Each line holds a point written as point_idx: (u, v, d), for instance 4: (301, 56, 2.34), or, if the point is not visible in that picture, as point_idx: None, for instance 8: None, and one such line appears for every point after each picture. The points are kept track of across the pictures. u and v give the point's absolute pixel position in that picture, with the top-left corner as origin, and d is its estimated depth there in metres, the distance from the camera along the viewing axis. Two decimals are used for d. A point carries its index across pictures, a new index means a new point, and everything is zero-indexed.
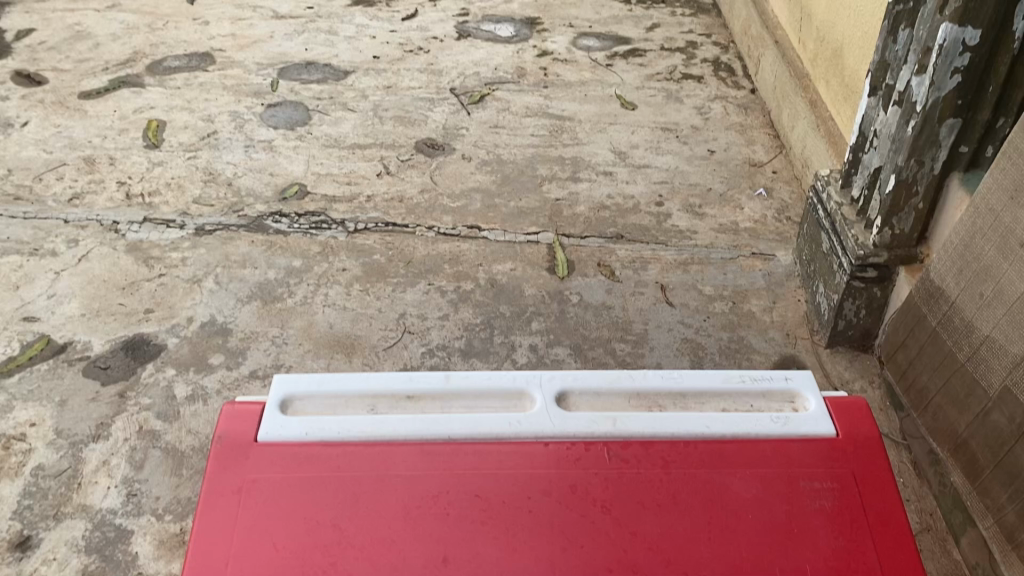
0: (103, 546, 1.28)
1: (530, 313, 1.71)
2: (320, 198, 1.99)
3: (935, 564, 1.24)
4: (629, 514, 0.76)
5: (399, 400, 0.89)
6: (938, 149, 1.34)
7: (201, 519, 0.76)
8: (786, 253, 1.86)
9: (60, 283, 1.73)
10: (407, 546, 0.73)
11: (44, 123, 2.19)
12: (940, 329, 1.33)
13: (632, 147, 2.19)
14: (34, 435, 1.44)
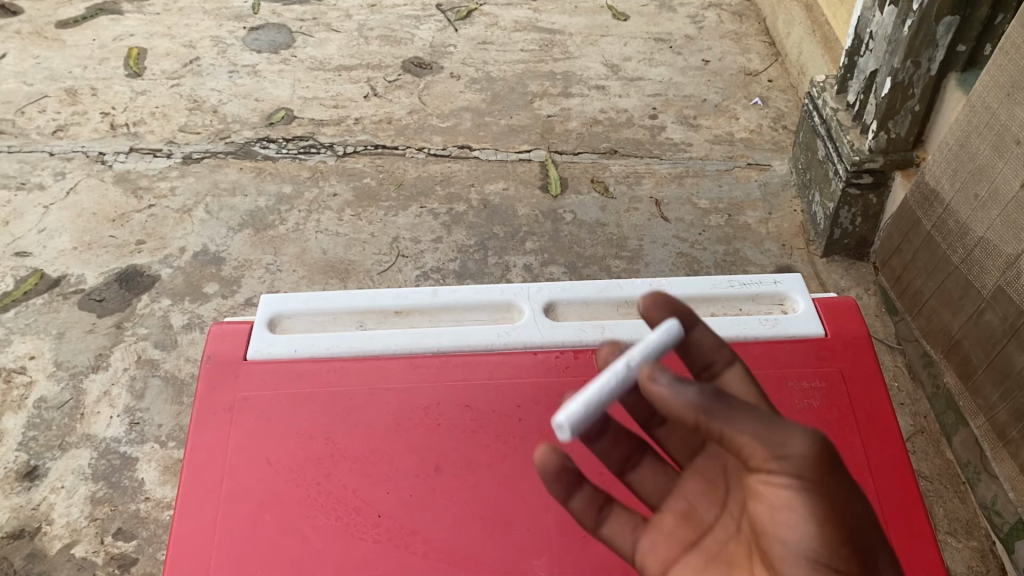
0: (109, 474, 1.30)
1: (524, 233, 1.70)
2: (308, 123, 1.95)
3: (928, 464, 1.28)
4: None
5: (387, 316, 0.91)
6: (935, 49, 1.30)
7: (195, 436, 0.78)
8: (782, 162, 1.84)
9: (50, 217, 1.72)
10: (399, 457, 0.76)
11: (22, 54, 2.13)
12: (934, 232, 1.32)
13: (625, 59, 2.14)
14: (34, 368, 1.44)
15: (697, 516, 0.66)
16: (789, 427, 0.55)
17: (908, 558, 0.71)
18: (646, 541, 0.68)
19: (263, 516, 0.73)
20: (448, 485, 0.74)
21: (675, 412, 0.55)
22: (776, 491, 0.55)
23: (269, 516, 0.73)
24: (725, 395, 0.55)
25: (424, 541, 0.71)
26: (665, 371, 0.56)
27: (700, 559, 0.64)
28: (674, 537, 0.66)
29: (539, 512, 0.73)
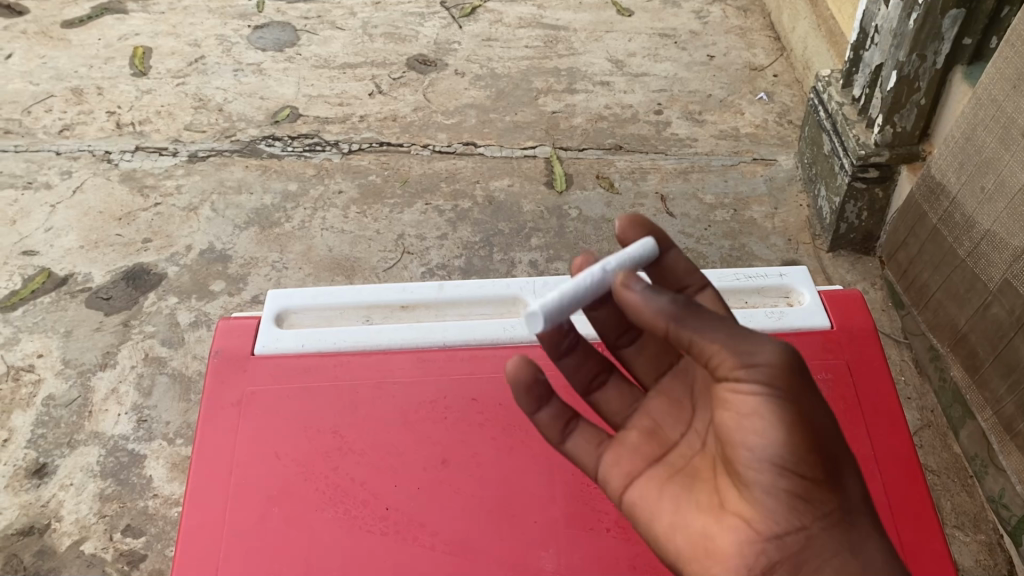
0: (118, 471, 1.31)
1: (529, 229, 1.70)
2: (313, 120, 1.95)
3: (935, 458, 1.27)
4: None
5: (393, 310, 0.94)
6: (941, 42, 1.30)
7: (203, 430, 0.80)
8: (788, 156, 1.84)
9: (57, 216, 1.72)
10: (407, 450, 0.79)
11: (28, 54, 2.14)
12: (940, 226, 1.32)
13: (630, 55, 2.14)
14: (43, 366, 1.45)
15: (664, 433, 0.73)
16: (758, 337, 0.61)
17: (916, 546, 0.74)
18: (608, 458, 0.73)
19: (272, 508, 0.75)
20: (455, 478, 0.77)
21: (645, 318, 0.61)
22: (744, 398, 0.61)
23: (278, 508, 0.75)
24: (694, 304, 0.61)
25: (432, 534, 0.74)
26: (640, 279, 0.62)
27: (664, 471, 0.70)
28: (638, 453, 0.72)
29: (545, 504, 0.76)
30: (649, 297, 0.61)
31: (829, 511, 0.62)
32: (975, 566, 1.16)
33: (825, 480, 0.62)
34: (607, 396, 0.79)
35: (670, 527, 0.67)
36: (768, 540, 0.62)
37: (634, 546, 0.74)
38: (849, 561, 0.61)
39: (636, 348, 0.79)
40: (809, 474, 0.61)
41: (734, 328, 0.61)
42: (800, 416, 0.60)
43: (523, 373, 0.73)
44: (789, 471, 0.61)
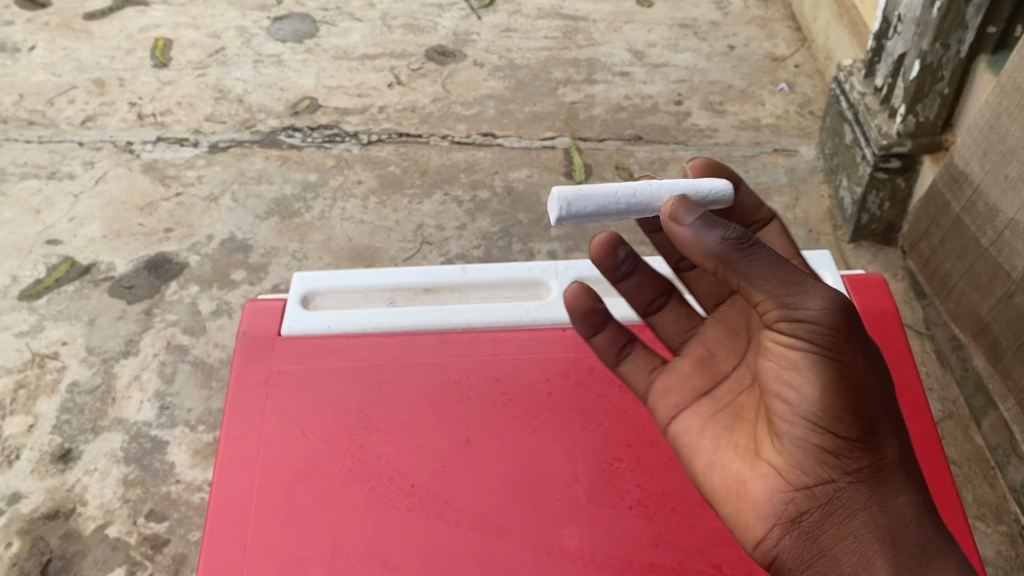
0: (141, 456, 1.32)
1: (548, 220, 1.70)
2: (332, 111, 1.96)
3: (957, 449, 1.27)
4: None
5: (417, 293, 0.99)
6: (965, 30, 1.30)
7: (233, 408, 0.85)
8: (810, 147, 1.83)
9: (80, 206, 1.74)
10: (431, 427, 0.84)
11: (51, 46, 2.15)
12: (963, 215, 1.31)
13: (650, 45, 2.13)
14: (67, 353, 1.47)
15: (715, 365, 0.82)
16: (808, 289, 0.65)
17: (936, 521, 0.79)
18: (660, 382, 0.83)
19: (300, 485, 0.80)
20: (476, 456, 0.82)
21: (693, 251, 0.67)
22: (790, 354, 0.68)
23: (305, 485, 0.80)
24: (749, 240, 0.66)
25: (456, 510, 0.78)
26: (690, 214, 0.67)
27: (711, 406, 0.79)
28: (687, 385, 0.82)
29: (566, 483, 0.80)
30: (702, 233, 0.66)
31: (860, 470, 0.70)
32: (995, 557, 1.15)
33: (861, 440, 0.69)
34: (663, 318, 0.91)
35: (709, 467, 0.76)
36: (800, 491, 0.71)
37: (655, 524, 0.78)
38: (874, 515, 0.70)
39: (696, 272, 0.92)
40: (844, 433, 0.68)
41: (785, 275, 0.65)
42: (841, 378, 0.67)
43: (582, 300, 0.86)
44: (823, 428, 0.68)
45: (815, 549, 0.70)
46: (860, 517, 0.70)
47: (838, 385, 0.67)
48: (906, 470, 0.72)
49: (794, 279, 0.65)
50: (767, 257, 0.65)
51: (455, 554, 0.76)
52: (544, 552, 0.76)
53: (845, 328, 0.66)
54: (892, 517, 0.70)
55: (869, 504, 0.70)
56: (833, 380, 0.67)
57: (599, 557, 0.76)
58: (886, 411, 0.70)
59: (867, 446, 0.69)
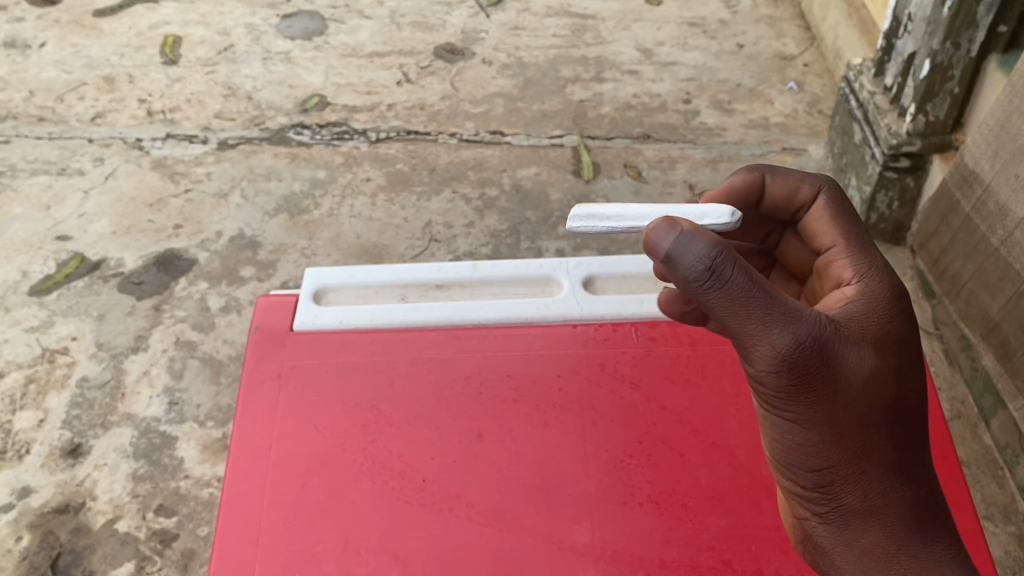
0: (150, 452, 1.33)
1: (556, 218, 1.71)
2: (341, 109, 1.96)
3: (966, 449, 1.26)
4: (655, 386, 0.88)
5: (428, 289, 1.00)
6: (976, 29, 1.29)
7: (246, 401, 0.86)
8: (818, 146, 1.82)
9: (89, 202, 1.75)
10: (443, 423, 0.85)
11: (61, 42, 2.16)
12: (973, 214, 1.31)
13: (658, 44, 2.13)
14: (76, 349, 1.47)
15: None
16: (759, 336, 0.63)
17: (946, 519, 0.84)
18: None
19: (312, 479, 0.81)
20: (489, 451, 0.83)
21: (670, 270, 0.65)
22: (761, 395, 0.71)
23: (317, 479, 0.81)
24: (717, 273, 0.61)
25: (467, 505, 0.79)
26: (663, 238, 0.63)
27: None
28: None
29: (577, 479, 0.81)
30: (678, 253, 0.62)
31: (826, 513, 0.71)
32: (1003, 557, 1.15)
33: (825, 485, 0.70)
34: None
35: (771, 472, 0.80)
36: (796, 520, 0.75)
37: (667, 521, 0.78)
38: (845, 554, 0.71)
39: None
40: (805, 480, 0.70)
41: (738, 320, 0.63)
42: (791, 434, 0.69)
43: (674, 307, 0.81)
44: (788, 473, 0.72)
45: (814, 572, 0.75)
46: (834, 557, 0.72)
47: (792, 438, 0.69)
48: (882, 508, 0.69)
49: (755, 322, 0.62)
50: (730, 294, 0.62)
51: (465, 549, 0.76)
52: (555, 548, 0.76)
53: (789, 384, 0.65)
54: (866, 557, 0.70)
55: (842, 543, 0.71)
56: (786, 432, 0.69)
57: (611, 552, 0.76)
58: (850, 454, 0.67)
59: (829, 493, 0.70)
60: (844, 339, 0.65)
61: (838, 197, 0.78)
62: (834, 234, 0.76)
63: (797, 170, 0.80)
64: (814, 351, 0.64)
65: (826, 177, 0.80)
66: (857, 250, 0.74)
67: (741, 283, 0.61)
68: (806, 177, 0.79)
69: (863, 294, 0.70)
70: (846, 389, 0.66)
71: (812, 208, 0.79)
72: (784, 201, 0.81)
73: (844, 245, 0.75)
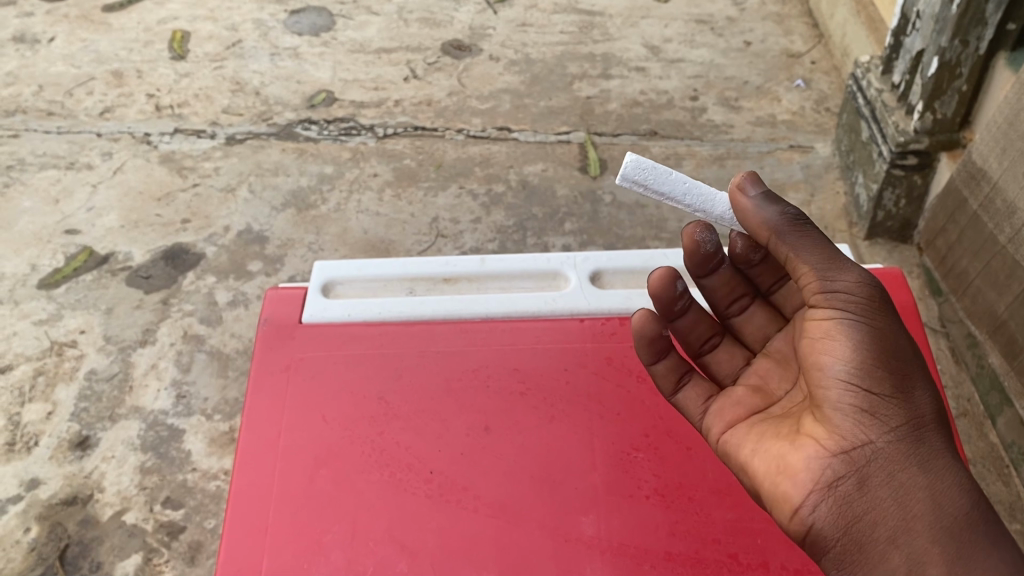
0: (158, 444, 1.34)
1: (562, 214, 1.71)
2: (349, 105, 1.97)
3: (972, 447, 1.26)
4: None
5: (435, 283, 1.01)
6: (984, 27, 1.29)
7: (256, 392, 0.87)
8: (826, 144, 1.82)
9: (98, 196, 1.75)
10: (451, 415, 0.85)
11: (70, 37, 2.17)
12: (981, 212, 1.31)
13: (666, 41, 2.13)
14: (85, 342, 1.48)
15: (769, 391, 0.83)
16: (845, 267, 0.73)
17: None
18: (714, 409, 0.82)
19: (321, 470, 0.81)
20: (496, 444, 0.83)
21: (752, 221, 0.75)
22: (827, 322, 0.72)
23: (326, 470, 0.81)
24: (802, 220, 0.74)
25: (475, 497, 0.79)
26: (756, 188, 0.76)
27: (760, 418, 0.79)
28: (740, 405, 0.82)
29: (585, 472, 0.81)
30: (766, 205, 0.75)
31: (897, 428, 0.69)
32: None
33: (896, 401, 0.70)
34: (717, 357, 0.90)
35: (750, 455, 0.76)
36: (837, 456, 0.70)
37: (672, 514, 0.79)
38: (915, 475, 0.69)
39: (745, 316, 0.91)
40: (877, 390, 0.70)
41: (829, 253, 0.73)
42: (872, 340, 0.70)
43: (649, 327, 0.83)
44: (859, 387, 0.70)
45: (855, 512, 0.68)
46: (899, 477, 0.69)
47: (872, 348, 0.70)
48: (938, 440, 0.70)
49: (839, 259, 0.73)
50: (816, 237, 0.74)
51: (472, 539, 0.77)
52: (561, 540, 0.77)
53: (875, 300, 0.72)
54: (933, 480, 0.68)
55: (908, 463, 0.69)
56: (864, 341, 0.70)
57: (617, 545, 0.77)
58: (916, 376, 0.71)
59: (895, 408, 0.70)
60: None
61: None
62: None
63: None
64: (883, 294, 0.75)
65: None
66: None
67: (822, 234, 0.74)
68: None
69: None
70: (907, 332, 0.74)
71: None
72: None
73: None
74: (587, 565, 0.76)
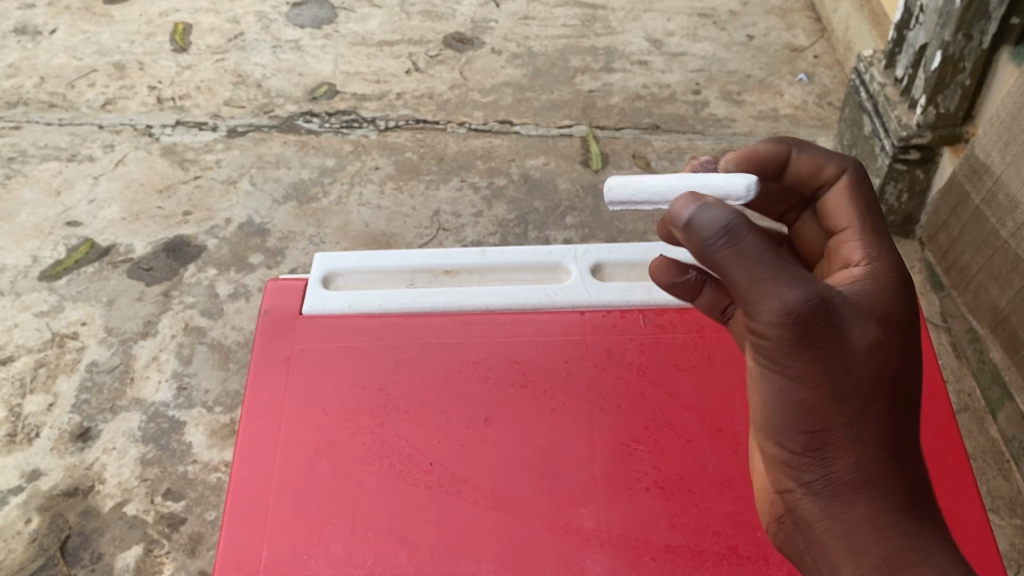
0: (159, 436, 1.34)
1: (564, 208, 1.71)
2: (350, 97, 1.96)
3: (972, 441, 1.26)
4: (662, 373, 0.89)
5: (436, 275, 1.01)
6: (988, 21, 1.29)
7: (257, 382, 0.87)
8: (828, 138, 1.82)
9: (99, 188, 1.75)
10: (451, 407, 0.85)
11: (72, 29, 2.16)
12: (983, 207, 1.30)
13: (668, 35, 2.12)
14: (86, 334, 1.48)
15: None
16: (767, 295, 0.60)
17: (951, 509, 0.80)
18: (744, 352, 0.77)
19: (320, 461, 0.81)
20: (496, 436, 0.83)
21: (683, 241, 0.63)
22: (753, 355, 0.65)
23: (325, 461, 0.81)
24: (730, 234, 0.60)
25: (474, 489, 0.79)
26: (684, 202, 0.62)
27: None
28: None
29: (585, 463, 0.81)
30: (699, 217, 0.60)
31: (815, 478, 0.65)
32: (1009, 550, 1.15)
33: (821, 443, 0.64)
34: None
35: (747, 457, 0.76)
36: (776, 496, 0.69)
37: (672, 507, 0.79)
38: (828, 527, 0.65)
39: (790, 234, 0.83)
40: (795, 440, 0.65)
41: (754, 275, 0.60)
42: (790, 392, 0.63)
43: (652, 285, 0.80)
44: (776, 437, 0.66)
45: (792, 552, 0.69)
46: (818, 533, 0.66)
47: (790, 401, 0.63)
48: (875, 483, 0.64)
49: (767, 280, 0.60)
50: (744, 254, 0.60)
51: (470, 531, 0.77)
52: (561, 531, 0.77)
53: (795, 341, 0.61)
54: (852, 531, 0.64)
55: (828, 512, 0.65)
56: (781, 394, 0.64)
57: (616, 537, 0.77)
58: (844, 412, 0.63)
59: (818, 460, 0.64)
60: (850, 307, 0.63)
61: (863, 181, 0.77)
62: (851, 216, 0.74)
63: (825, 150, 0.78)
64: (823, 311, 0.61)
65: (854, 162, 0.78)
66: (873, 230, 0.72)
67: (751, 246, 0.60)
68: (834, 157, 0.77)
69: (873, 273, 0.67)
70: (851, 353, 0.62)
71: (835, 187, 0.77)
72: (804, 179, 0.79)
73: (860, 226, 0.73)
74: (586, 557, 0.76)
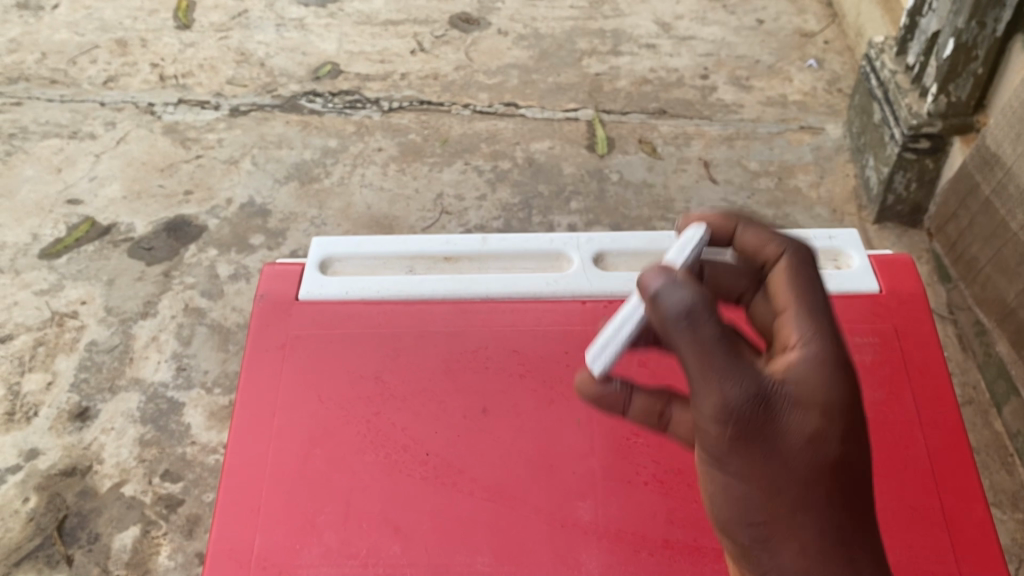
0: (158, 417, 1.33)
1: (568, 192, 1.69)
2: (354, 77, 1.94)
3: (976, 435, 1.25)
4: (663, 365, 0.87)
5: (435, 262, 0.99)
6: (1003, 8, 1.26)
7: (251, 371, 0.86)
8: (836, 126, 1.80)
9: (101, 166, 1.74)
10: (448, 396, 0.84)
11: (74, 5, 2.14)
12: (993, 197, 1.29)
13: (677, 18, 2.09)
14: (85, 313, 1.47)
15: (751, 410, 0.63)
16: (712, 389, 0.53)
17: (957, 511, 0.78)
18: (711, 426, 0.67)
19: (315, 450, 0.80)
20: (494, 427, 0.82)
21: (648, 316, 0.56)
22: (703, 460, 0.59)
23: (319, 450, 0.80)
24: (689, 310, 0.52)
25: (470, 480, 0.78)
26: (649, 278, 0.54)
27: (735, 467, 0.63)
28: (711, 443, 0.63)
29: (583, 456, 0.80)
30: (663, 283, 0.53)
31: None
32: (1011, 545, 1.14)
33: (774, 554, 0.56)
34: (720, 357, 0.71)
35: None
36: None
37: (671, 501, 0.78)
38: None
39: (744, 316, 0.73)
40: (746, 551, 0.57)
41: (702, 363, 0.53)
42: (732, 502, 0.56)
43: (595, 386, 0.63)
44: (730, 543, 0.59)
45: None
46: None
47: (732, 509, 0.57)
48: None
49: (710, 371, 0.52)
50: (693, 332, 0.52)
51: (468, 524, 0.76)
52: (558, 524, 0.76)
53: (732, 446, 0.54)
54: None
55: None
56: (722, 502, 0.57)
57: (614, 531, 0.76)
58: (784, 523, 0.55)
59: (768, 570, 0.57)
60: (791, 401, 0.55)
61: (807, 263, 0.66)
62: (788, 297, 0.63)
63: (774, 231, 0.70)
64: (762, 410, 0.54)
65: (804, 245, 0.68)
66: (811, 311, 0.61)
67: (703, 332, 0.52)
68: (779, 238, 0.69)
69: (811, 360, 0.57)
70: (791, 457, 0.54)
71: (774, 267, 0.67)
72: (748, 257, 0.70)
73: (797, 308, 0.61)
74: (584, 552, 0.75)
